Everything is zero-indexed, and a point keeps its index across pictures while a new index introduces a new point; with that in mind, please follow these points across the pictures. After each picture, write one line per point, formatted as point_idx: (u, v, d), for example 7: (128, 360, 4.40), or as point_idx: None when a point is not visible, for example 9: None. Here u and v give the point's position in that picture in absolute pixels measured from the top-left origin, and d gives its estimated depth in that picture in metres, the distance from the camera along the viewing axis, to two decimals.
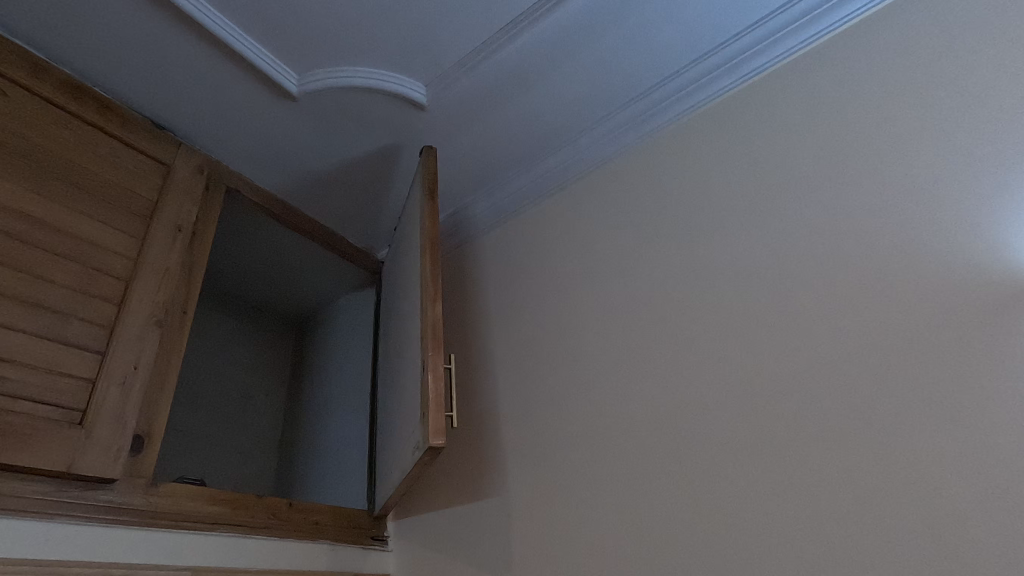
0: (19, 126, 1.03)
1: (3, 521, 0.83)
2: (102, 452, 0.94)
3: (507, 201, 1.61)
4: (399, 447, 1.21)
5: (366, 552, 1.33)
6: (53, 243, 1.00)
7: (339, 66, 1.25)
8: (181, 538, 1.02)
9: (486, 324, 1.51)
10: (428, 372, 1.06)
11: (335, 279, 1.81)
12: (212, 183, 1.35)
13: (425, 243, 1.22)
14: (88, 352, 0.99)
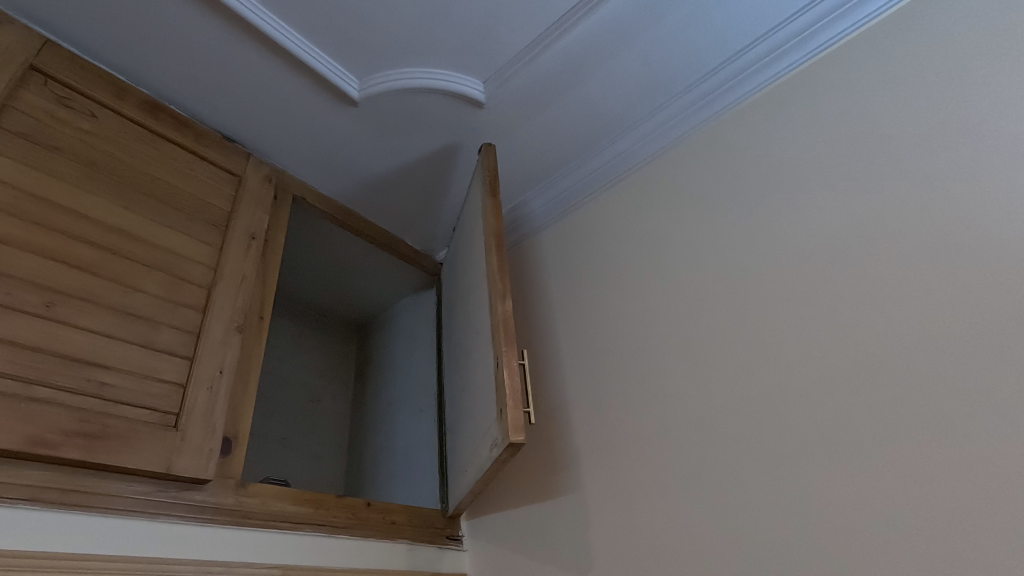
0: (107, 145, 1.09)
1: (112, 520, 0.87)
2: (196, 454, 0.96)
3: (565, 196, 1.59)
4: (473, 446, 1.20)
5: (442, 551, 1.33)
6: (141, 254, 1.05)
7: (398, 68, 1.26)
8: (270, 537, 1.04)
9: (550, 320, 1.49)
10: (503, 368, 1.04)
11: (395, 283, 1.83)
12: (279, 192, 1.39)
13: (491, 240, 1.21)
14: (177, 358, 1.02)
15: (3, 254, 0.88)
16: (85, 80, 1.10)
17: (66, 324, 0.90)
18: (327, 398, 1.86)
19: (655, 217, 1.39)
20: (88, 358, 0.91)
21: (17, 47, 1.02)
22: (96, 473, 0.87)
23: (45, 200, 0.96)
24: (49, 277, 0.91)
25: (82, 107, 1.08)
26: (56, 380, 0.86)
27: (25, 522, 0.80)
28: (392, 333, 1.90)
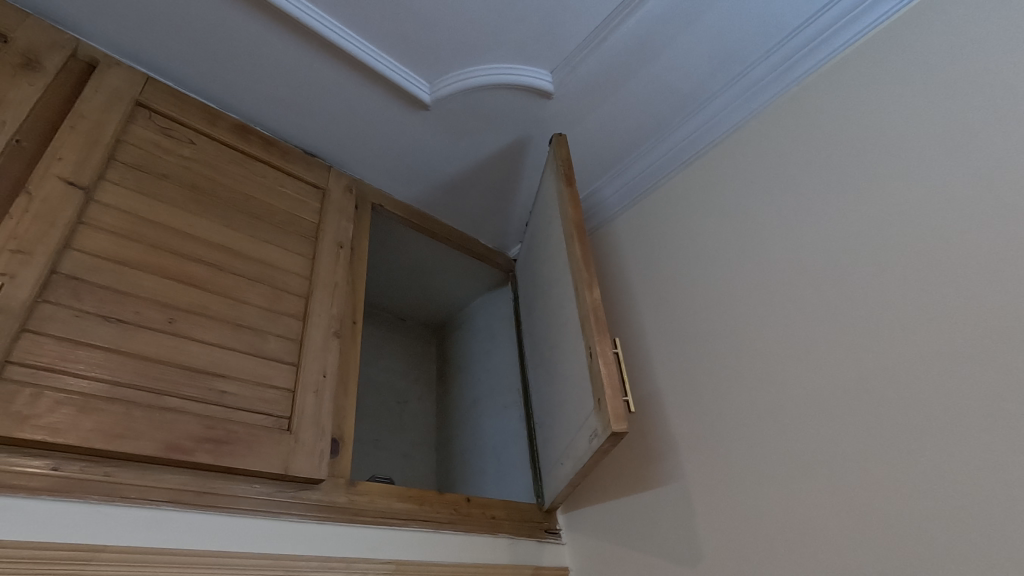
0: (206, 168, 1.16)
1: (243, 519, 0.91)
2: (309, 455, 1.00)
3: (638, 180, 1.55)
4: (568, 438, 1.19)
5: (542, 545, 1.33)
6: (244, 269, 1.11)
7: (466, 67, 1.27)
8: (381, 533, 1.07)
9: (632, 307, 1.45)
10: (598, 357, 1.03)
11: (470, 282, 1.85)
12: (359, 201, 1.44)
13: (572, 229, 1.20)
14: (284, 365, 1.07)
15: (128, 276, 0.95)
16: (183, 110, 1.18)
17: (186, 337, 0.97)
18: (413, 399, 1.90)
19: (738, 192, 1.32)
20: (208, 368, 0.96)
21: (124, 85, 1.11)
22: (223, 475, 0.92)
23: (158, 224, 1.03)
24: (168, 295, 0.98)
25: (182, 135, 1.16)
26: (184, 390, 0.92)
27: (167, 521, 0.84)
28: (470, 331, 1.92)
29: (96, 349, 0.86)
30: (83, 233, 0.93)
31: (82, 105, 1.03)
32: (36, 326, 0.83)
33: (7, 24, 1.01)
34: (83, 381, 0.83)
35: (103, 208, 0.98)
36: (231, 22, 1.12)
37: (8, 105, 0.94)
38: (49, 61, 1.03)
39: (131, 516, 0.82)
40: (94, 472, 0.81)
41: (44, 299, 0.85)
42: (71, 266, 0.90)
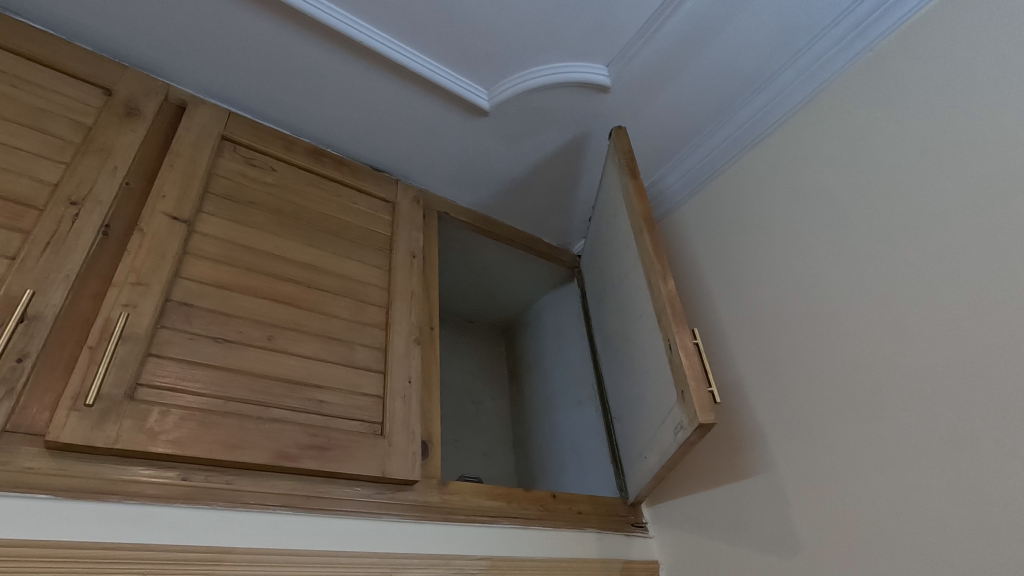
0: (288, 193, 1.23)
1: (348, 520, 0.97)
2: (403, 457, 1.05)
3: (703, 165, 1.51)
4: (651, 431, 1.18)
5: (630, 538, 1.33)
6: (329, 284, 1.18)
7: (522, 70, 1.28)
8: (475, 531, 1.10)
9: (705, 294, 1.42)
10: (678, 349, 1.02)
11: (536, 281, 1.87)
12: (426, 211, 1.48)
13: (640, 222, 1.19)
14: (373, 373, 1.13)
15: (231, 299, 1.03)
16: (263, 140, 1.26)
17: (284, 352, 1.03)
18: (488, 399, 1.94)
19: (813, 168, 1.27)
20: (306, 380, 1.03)
21: (211, 122, 1.20)
22: (328, 479, 0.98)
23: (251, 249, 1.11)
24: (266, 315, 1.05)
25: (264, 164, 1.24)
26: (287, 402, 0.99)
27: (283, 524, 0.90)
28: (539, 330, 1.94)
29: (209, 368, 0.94)
30: (188, 262, 1.02)
31: (177, 145, 1.12)
32: (158, 350, 0.91)
33: (109, 78, 1.11)
34: (201, 398, 0.91)
35: (203, 238, 1.06)
36: (301, 52, 1.18)
37: (117, 152, 1.04)
38: (146, 107, 1.13)
39: (251, 519, 0.88)
40: (216, 480, 0.88)
41: (162, 325, 0.93)
42: (182, 294, 0.98)
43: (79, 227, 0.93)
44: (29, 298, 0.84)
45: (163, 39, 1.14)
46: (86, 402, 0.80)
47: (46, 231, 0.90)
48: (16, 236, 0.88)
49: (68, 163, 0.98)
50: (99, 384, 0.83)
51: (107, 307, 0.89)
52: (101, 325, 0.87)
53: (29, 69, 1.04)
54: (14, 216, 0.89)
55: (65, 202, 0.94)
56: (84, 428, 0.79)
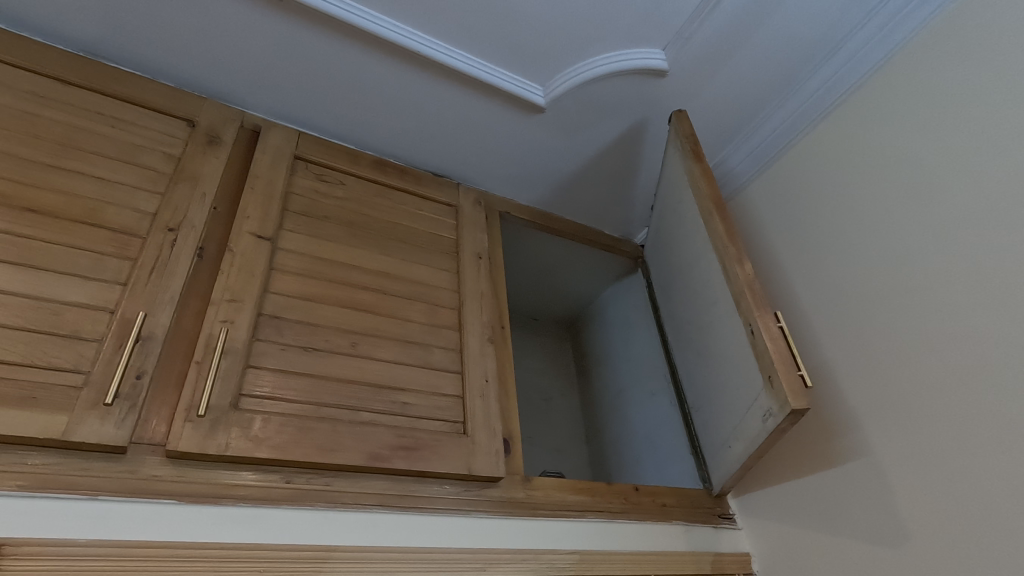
0: (358, 205, 1.28)
1: (440, 517, 0.99)
2: (487, 455, 1.07)
3: (770, 141, 1.45)
4: (735, 420, 1.15)
5: (718, 531, 1.29)
6: (403, 290, 1.21)
7: (577, 63, 1.28)
8: (561, 525, 1.10)
9: (780, 275, 1.36)
10: (761, 333, 0.99)
11: (599, 273, 1.85)
12: (488, 212, 1.50)
13: (710, 206, 1.16)
14: (451, 373, 1.15)
15: (315, 309, 1.08)
16: (331, 156, 1.31)
17: (368, 357, 1.08)
18: (557, 395, 1.94)
19: (894, 132, 1.19)
20: (390, 384, 1.07)
21: (284, 143, 1.26)
22: (418, 478, 1.01)
23: (329, 261, 1.16)
24: (348, 322, 1.10)
25: (334, 179, 1.29)
26: (375, 405, 1.02)
27: (380, 523, 0.94)
28: (604, 323, 1.92)
29: (301, 376, 0.99)
30: (275, 278, 1.08)
31: (256, 167, 1.18)
32: (256, 361, 0.97)
33: (191, 110, 1.19)
34: (297, 404, 0.96)
35: (286, 254, 1.12)
36: (364, 68, 1.22)
37: (203, 179, 1.11)
38: (226, 135, 1.20)
39: (351, 518, 0.92)
40: (316, 482, 0.92)
41: (257, 338, 0.99)
42: (272, 308, 1.04)
43: (177, 252, 1.00)
44: (142, 321, 0.91)
45: (236, 69, 1.21)
46: (198, 413, 0.87)
47: (150, 257, 0.97)
48: (125, 264, 0.95)
49: (163, 193, 1.06)
50: (207, 396, 0.89)
51: (208, 323, 0.96)
52: (204, 341, 0.94)
53: (122, 108, 1.12)
54: (122, 246, 0.97)
55: (163, 229, 1.02)
56: (198, 437, 0.85)
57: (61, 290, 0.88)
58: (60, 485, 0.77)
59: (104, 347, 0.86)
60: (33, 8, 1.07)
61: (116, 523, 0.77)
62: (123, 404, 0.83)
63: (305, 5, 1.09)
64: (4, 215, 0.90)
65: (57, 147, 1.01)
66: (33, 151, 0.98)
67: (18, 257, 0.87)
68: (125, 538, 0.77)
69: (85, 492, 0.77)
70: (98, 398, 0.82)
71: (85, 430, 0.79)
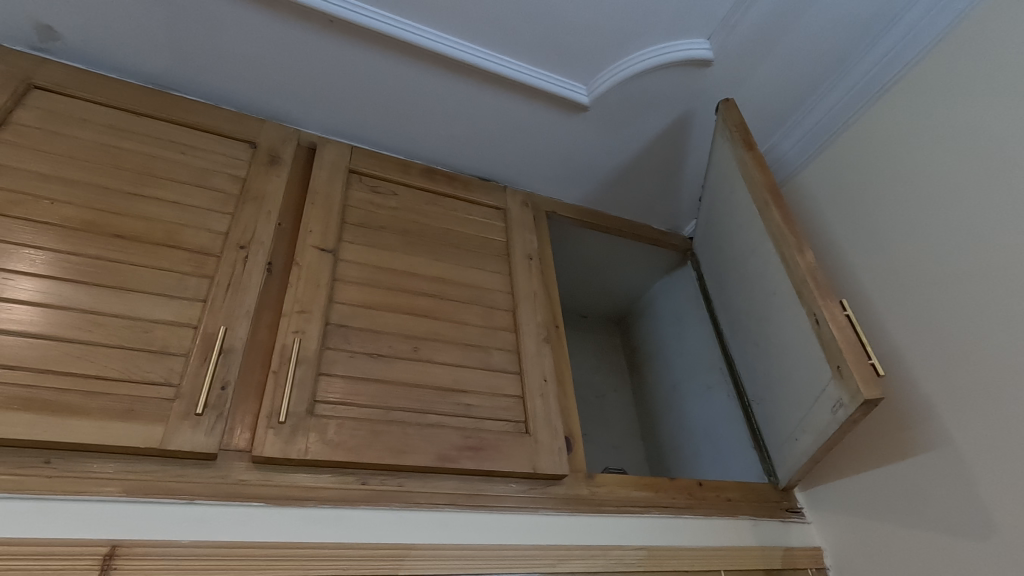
0: (410, 214, 1.32)
1: (508, 515, 1.01)
2: (550, 453, 1.09)
3: (823, 123, 1.41)
4: (801, 411, 1.13)
5: (787, 524, 1.27)
6: (459, 294, 1.24)
7: (620, 59, 1.27)
8: (627, 521, 1.11)
9: (839, 260, 1.32)
10: (828, 323, 0.97)
11: (647, 268, 1.84)
12: (536, 213, 1.52)
13: (765, 195, 1.15)
14: (510, 374, 1.17)
15: (378, 316, 1.12)
16: (383, 167, 1.35)
17: (430, 361, 1.11)
18: (610, 391, 1.94)
19: (957, 108, 1.14)
20: (453, 386, 1.09)
21: (338, 158, 1.30)
22: (485, 477, 1.03)
23: (387, 269, 1.20)
24: (410, 328, 1.13)
25: (387, 189, 1.33)
26: (440, 407, 1.06)
27: (452, 521, 0.97)
28: (655, 317, 1.91)
29: (369, 382, 1.03)
30: (339, 288, 1.12)
31: (315, 183, 1.23)
32: (327, 369, 1.01)
33: (253, 132, 1.25)
34: (367, 409, 0.99)
35: (347, 265, 1.17)
36: (411, 80, 1.26)
37: (268, 197, 1.17)
38: (285, 153, 1.26)
39: (424, 517, 0.95)
40: (390, 483, 0.96)
41: (326, 347, 1.04)
42: (338, 317, 1.08)
43: (250, 268, 1.06)
44: (223, 335, 0.97)
45: (291, 91, 1.26)
46: (279, 420, 0.91)
47: (225, 275, 1.03)
48: (204, 281, 1.01)
49: (233, 213, 1.12)
50: (286, 404, 0.93)
51: (282, 334, 1.01)
52: (279, 352, 0.99)
53: (191, 135, 1.19)
54: (200, 265, 1.03)
55: (235, 247, 1.07)
56: (280, 443, 0.89)
57: (150, 309, 0.94)
58: (161, 490, 0.82)
59: (190, 360, 0.92)
60: (108, 47, 1.15)
61: (212, 524, 0.83)
62: (211, 413, 0.89)
63: (355, 25, 1.14)
64: (96, 242, 0.97)
65: (136, 176, 1.08)
66: (115, 181, 1.06)
67: (109, 280, 0.94)
68: (221, 538, 0.82)
69: (183, 496, 0.83)
70: (189, 409, 0.87)
71: (180, 438, 0.84)
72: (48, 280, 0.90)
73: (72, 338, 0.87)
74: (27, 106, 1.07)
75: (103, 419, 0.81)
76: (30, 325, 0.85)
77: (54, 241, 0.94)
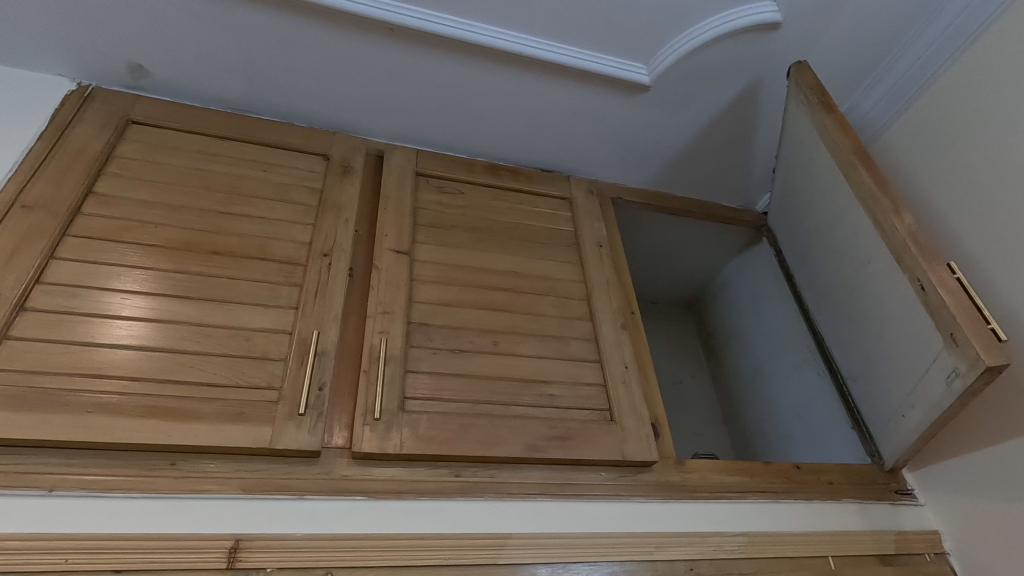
0: (478, 210, 1.33)
1: (601, 503, 1.01)
2: (638, 440, 1.07)
3: (911, 75, 1.31)
4: (908, 385, 1.05)
5: (898, 507, 1.19)
6: (533, 287, 1.24)
7: (680, 34, 1.24)
8: (724, 507, 1.07)
9: (936, 220, 1.22)
10: (935, 289, 0.93)
11: (720, 248, 1.77)
12: (601, 200, 1.50)
13: (851, 157, 1.11)
14: (590, 362, 1.17)
15: (456, 313, 1.14)
16: (447, 167, 1.38)
17: (510, 354, 1.12)
18: (687, 376, 1.89)
19: None
20: (536, 377, 1.10)
21: (406, 162, 1.34)
22: (575, 466, 1.03)
23: (461, 266, 1.22)
24: (488, 322, 1.15)
25: (453, 188, 1.35)
26: (525, 399, 1.06)
27: (545, 511, 0.97)
28: (730, 298, 1.84)
29: (454, 377, 1.05)
30: (417, 288, 1.15)
31: (386, 188, 1.27)
32: (413, 366, 1.04)
33: (325, 145, 1.31)
34: (454, 403, 1.02)
35: (423, 265, 1.20)
36: (470, 79, 1.27)
37: (345, 205, 1.22)
38: (356, 162, 1.30)
39: (519, 507, 0.96)
40: (482, 475, 0.98)
41: (410, 345, 1.07)
42: (418, 316, 1.11)
43: (334, 274, 1.11)
44: (316, 338, 1.02)
45: (358, 101, 1.31)
46: (374, 416, 0.95)
47: (312, 282, 1.08)
48: (294, 289, 1.07)
49: (314, 223, 1.17)
50: (379, 401, 0.97)
51: (369, 335, 1.05)
52: (368, 352, 1.03)
53: (270, 153, 1.26)
54: (289, 274, 1.08)
55: (319, 255, 1.12)
56: (376, 439, 0.93)
57: (250, 319, 1.00)
58: (274, 487, 0.87)
59: (289, 364, 0.97)
60: (192, 79, 1.24)
61: (322, 518, 0.87)
62: (312, 413, 0.93)
63: (414, 30, 1.17)
64: (196, 260, 1.04)
65: (225, 196, 1.15)
66: (208, 202, 1.13)
67: (211, 294, 1.01)
68: (331, 531, 0.86)
69: (294, 492, 0.88)
70: (292, 410, 0.92)
71: (287, 437, 0.89)
72: (159, 297, 0.98)
73: (184, 349, 0.94)
74: (127, 140, 1.17)
75: (218, 422, 0.87)
76: (147, 339, 0.93)
77: (161, 261, 1.02)
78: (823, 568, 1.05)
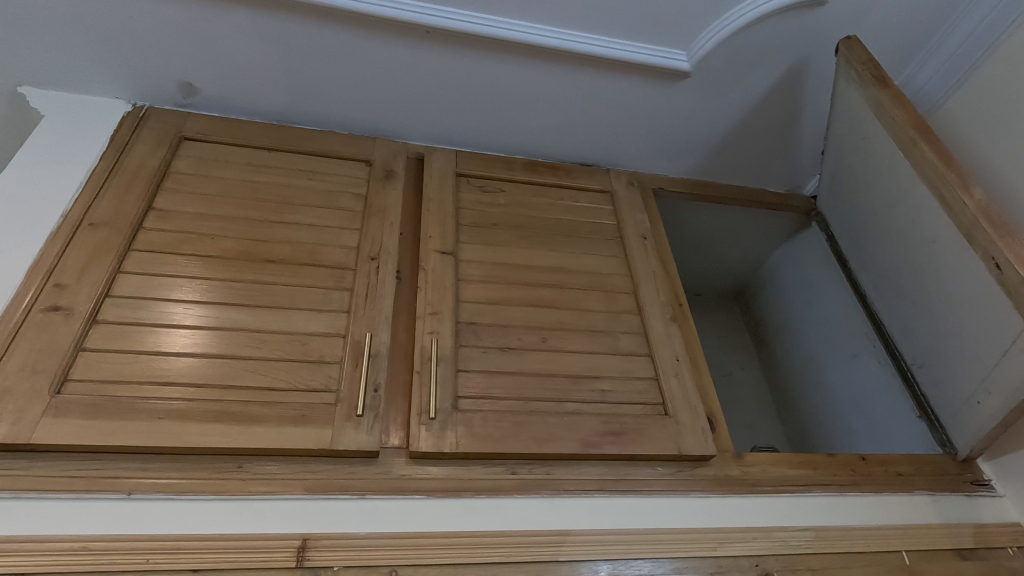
0: (520, 208, 1.33)
1: (659, 499, 0.99)
2: (694, 433, 1.05)
3: (971, 42, 1.25)
4: (984, 368, 1.00)
5: (974, 499, 1.13)
6: (579, 282, 1.23)
7: (721, 16, 1.21)
8: (786, 501, 1.04)
9: (1005, 194, 1.15)
10: (1013, 267, 0.90)
11: (766, 236, 1.72)
12: (643, 192, 1.48)
13: (912, 133, 1.08)
14: (641, 356, 1.15)
15: (504, 311, 1.14)
16: (487, 167, 1.38)
17: (559, 350, 1.11)
18: (737, 369, 1.84)
19: None
20: (587, 373, 1.09)
21: (446, 164, 1.35)
22: (630, 462, 1.01)
23: (505, 264, 1.22)
24: (535, 319, 1.15)
25: (494, 187, 1.35)
26: (577, 395, 1.05)
27: (603, 507, 0.96)
28: (779, 287, 1.78)
29: (505, 374, 1.05)
30: (463, 287, 1.16)
31: (428, 190, 1.28)
32: (464, 366, 1.05)
33: (367, 150, 1.33)
34: (506, 401, 1.02)
35: (468, 264, 1.20)
36: (508, 77, 1.28)
37: (390, 209, 1.23)
38: (398, 167, 1.32)
39: (576, 504, 0.95)
40: (538, 472, 0.97)
41: (460, 344, 1.07)
42: (466, 315, 1.12)
43: (382, 277, 1.12)
44: (369, 341, 1.03)
45: (398, 107, 1.32)
46: (429, 416, 0.96)
47: (362, 285, 1.10)
48: (345, 294, 1.09)
49: (361, 228, 1.19)
50: (433, 401, 0.98)
51: (420, 336, 1.06)
52: (419, 353, 1.04)
53: (315, 161, 1.29)
54: (339, 279, 1.11)
55: (367, 259, 1.14)
56: (433, 438, 0.94)
57: (305, 323, 1.03)
58: (336, 488, 0.89)
59: (344, 367, 0.99)
60: (239, 94, 1.28)
61: (383, 517, 0.88)
62: (369, 414, 0.95)
63: (453, 32, 1.18)
64: (251, 268, 1.08)
65: (275, 205, 1.19)
66: (260, 212, 1.16)
67: (267, 301, 1.04)
68: (393, 530, 0.87)
69: (355, 492, 0.89)
70: (350, 411, 0.94)
71: (347, 438, 0.91)
72: (219, 306, 1.01)
73: (244, 355, 0.97)
74: (181, 156, 1.21)
75: (281, 425, 0.90)
76: (209, 346, 0.96)
77: (218, 271, 1.06)
78: (896, 562, 1.00)
